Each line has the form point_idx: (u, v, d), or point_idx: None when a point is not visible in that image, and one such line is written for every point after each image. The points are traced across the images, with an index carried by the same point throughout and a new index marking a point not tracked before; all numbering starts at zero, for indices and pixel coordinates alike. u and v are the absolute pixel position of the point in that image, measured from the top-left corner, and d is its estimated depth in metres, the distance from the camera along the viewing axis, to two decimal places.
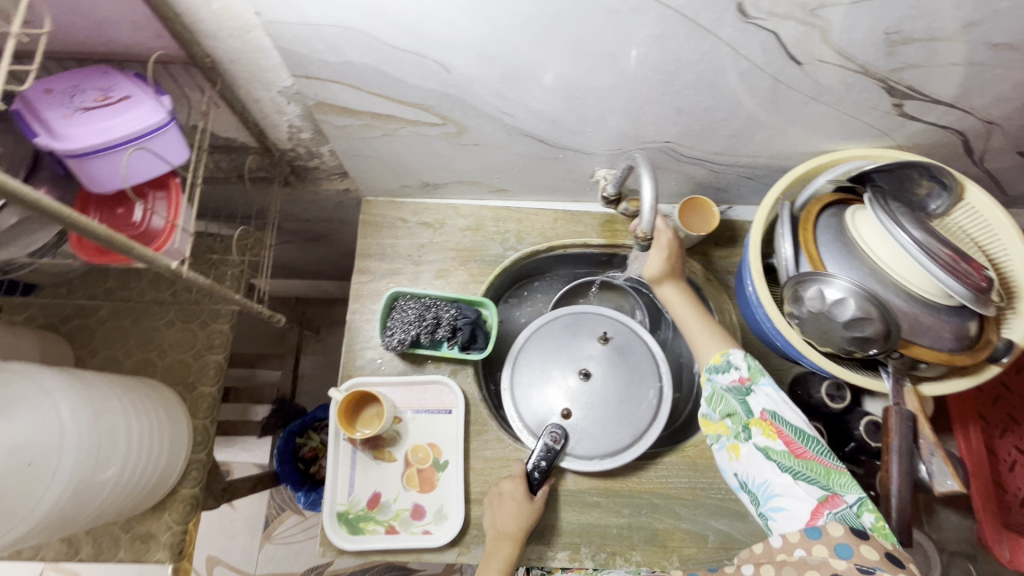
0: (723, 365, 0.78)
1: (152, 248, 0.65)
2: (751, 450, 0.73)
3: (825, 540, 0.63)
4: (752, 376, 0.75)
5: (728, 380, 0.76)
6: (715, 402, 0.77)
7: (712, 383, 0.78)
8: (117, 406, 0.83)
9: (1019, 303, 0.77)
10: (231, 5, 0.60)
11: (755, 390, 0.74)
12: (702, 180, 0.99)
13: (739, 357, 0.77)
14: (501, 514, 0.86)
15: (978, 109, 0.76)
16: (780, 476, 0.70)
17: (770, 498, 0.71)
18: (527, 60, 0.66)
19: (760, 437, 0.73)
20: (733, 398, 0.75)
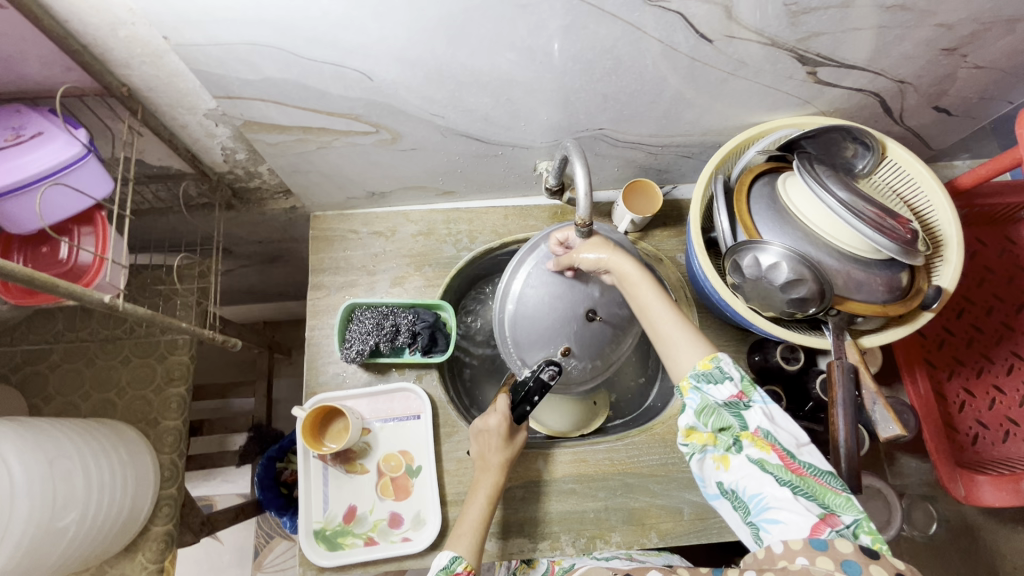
0: (715, 373, 0.64)
1: (81, 283, 0.65)
2: (743, 462, 0.62)
3: (831, 553, 0.52)
4: (746, 390, 0.64)
5: (724, 393, 0.63)
6: (704, 414, 0.63)
7: (701, 394, 0.64)
8: (71, 448, 0.82)
9: (946, 251, 0.81)
10: (137, 31, 0.60)
11: (752, 405, 0.63)
12: (643, 163, 1.01)
13: (731, 365, 0.65)
14: (486, 446, 0.85)
15: (887, 70, 0.80)
16: (778, 491, 0.59)
17: (762, 511, 0.60)
18: (446, 60, 0.67)
19: (752, 449, 0.61)
20: (726, 410, 0.63)
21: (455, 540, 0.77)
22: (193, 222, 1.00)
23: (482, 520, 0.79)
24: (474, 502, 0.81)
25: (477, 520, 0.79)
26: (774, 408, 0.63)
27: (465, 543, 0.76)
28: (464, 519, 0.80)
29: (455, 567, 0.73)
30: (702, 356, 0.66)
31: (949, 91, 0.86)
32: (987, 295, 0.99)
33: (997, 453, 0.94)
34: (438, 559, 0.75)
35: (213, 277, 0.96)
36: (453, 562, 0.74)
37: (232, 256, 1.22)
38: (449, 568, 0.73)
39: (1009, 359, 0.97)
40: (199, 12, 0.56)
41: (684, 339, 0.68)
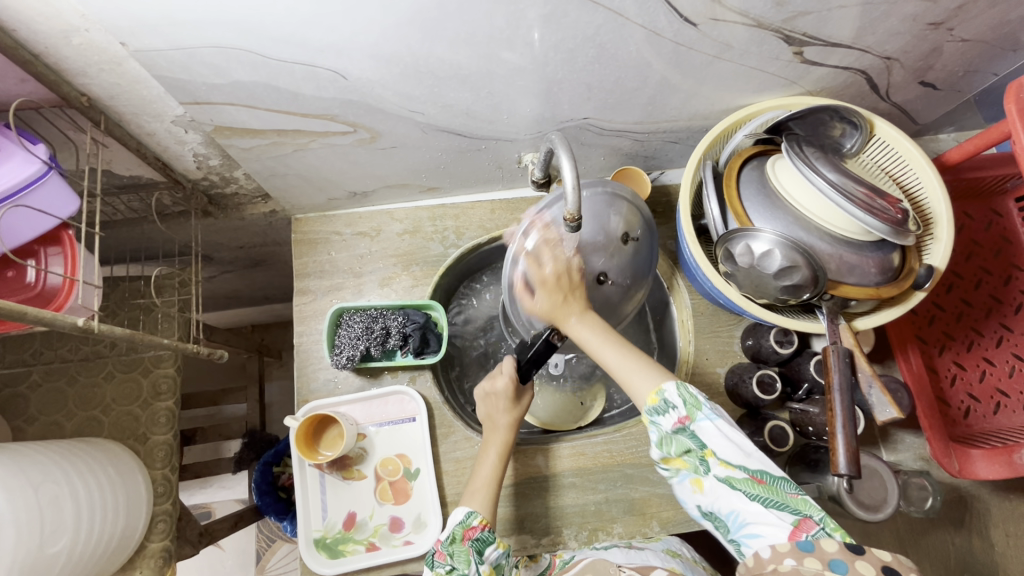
0: (660, 406, 0.65)
1: (52, 308, 0.62)
2: (714, 483, 0.64)
3: (818, 553, 0.54)
4: (691, 413, 0.64)
5: (670, 425, 0.64)
6: (665, 445, 0.66)
7: (656, 427, 0.66)
8: (56, 472, 0.80)
9: (936, 229, 0.81)
10: (93, 38, 0.57)
11: (700, 426, 0.63)
12: (629, 151, 0.99)
13: (675, 393, 0.65)
14: (494, 408, 0.85)
15: (873, 47, 0.78)
16: (748, 505, 0.61)
17: (741, 527, 0.62)
18: (424, 55, 0.64)
19: (718, 468, 0.63)
20: (683, 439, 0.65)
21: (470, 497, 0.78)
22: (169, 232, 0.96)
23: (496, 476, 0.80)
24: (485, 460, 0.81)
25: (490, 477, 0.80)
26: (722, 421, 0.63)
27: (480, 499, 0.77)
28: (477, 478, 0.80)
29: (472, 521, 0.74)
30: (649, 390, 0.66)
31: (935, 65, 0.85)
32: (975, 269, 0.99)
33: (989, 425, 0.95)
34: (453, 516, 0.76)
35: (194, 287, 0.93)
36: (469, 518, 0.74)
37: (214, 263, 1.19)
38: (465, 522, 0.74)
39: (998, 331, 0.97)
40: (157, 16, 0.53)
41: (635, 370, 0.68)
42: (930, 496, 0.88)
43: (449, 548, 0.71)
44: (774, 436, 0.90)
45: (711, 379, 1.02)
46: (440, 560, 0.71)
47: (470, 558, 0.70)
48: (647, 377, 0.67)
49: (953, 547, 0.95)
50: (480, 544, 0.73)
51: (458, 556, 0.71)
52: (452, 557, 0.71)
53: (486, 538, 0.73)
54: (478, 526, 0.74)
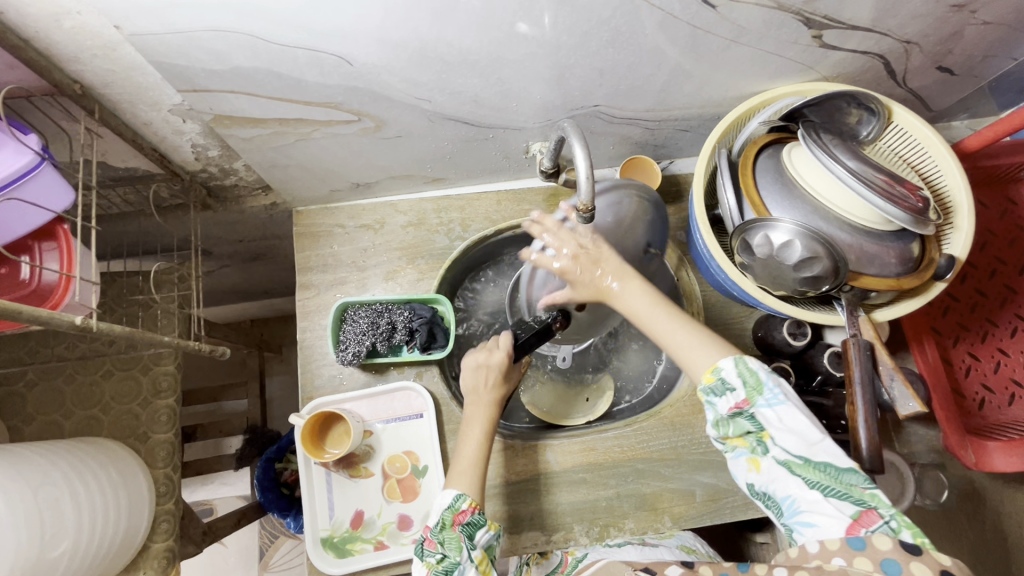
0: (718, 386, 0.64)
1: (48, 306, 0.60)
2: (771, 464, 0.63)
3: (870, 552, 0.55)
4: (751, 397, 0.62)
5: (727, 407, 0.64)
6: (721, 428, 0.66)
7: (712, 408, 0.65)
8: (56, 474, 0.77)
9: (956, 218, 0.79)
10: (86, 21, 0.54)
11: (760, 410, 0.62)
12: (639, 139, 0.97)
13: (733, 374, 0.63)
14: (482, 380, 0.83)
15: (894, 30, 0.76)
16: (807, 492, 0.61)
17: (796, 513, 0.62)
18: (433, 39, 0.62)
19: (776, 451, 0.62)
20: (741, 421, 0.64)
21: (455, 478, 0.75)
22: (167, 225, 0.94)
23: (481, 453, 0.77)
24: (470, 435, 0.79)
25: (474, 454, 0.77)
26: (784, 406, 0.62)
27: (468, 478, 0.74)
28: (461, 456, 0.77)
29: (461, 505, 0.72)
30: (704, 369, 0.64)
31: (955, 50, 0.83)
32: (990, 259, 0.98)
33: (1004, 416, 0.94)
34: (442, 499, 0.73)
35: (194, 282, 0.91)
36: (457, 502, 0.72)
37: (213, 257, 1.16)
38: (455, 507, 0.71)
39: (1013, 321, 0.96)
40: None
41: (692, 345, 0.66)
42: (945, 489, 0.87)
43: (439, 536, 0.70)
44: None
45: None
46: (430, 548, 0.70)
47: (461, 545, 0.69)
48: (705, 355, 0.65)
49: (965, 539, 0.94)
50: (471, 528, 0.70)
51: (449, 543, 0.69)
52: (444, 544, 0.69)
53: (477, 521, 0.71)
54: (467, 510, 0.71)
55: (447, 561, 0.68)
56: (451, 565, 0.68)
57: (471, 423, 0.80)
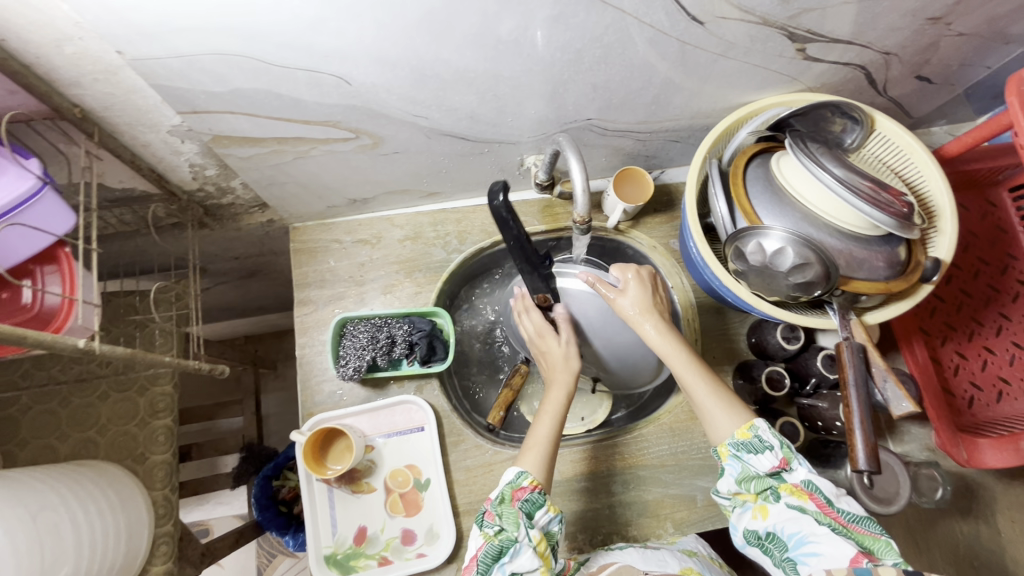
0: (754, 442, 0.70)
1: (50, 330, 0.60)
2: (780, 509, 0.68)
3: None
4: (787, 457, 0.69)
5: (765, 465, 0.69)
6: (745, 481, 0.70)
7: (742, 463, 0.70)
8: (54, 499, 0.77)
9: (940, 222, 0.81)
10: (87, 47, 0.54)
11: (793, 469, 0.68)
12: (631, 151, 0.99)
13: (769, 434, 0.70)
14: (553, 364, 0.85)
15: (874, 42, 0.78)
16: (816, 529, 0.65)
17: (801, 545, 0.65)
18: (430, 59, 0.63)
19: (790, 498, 0.68)
20: (769, 477, 0.69)
21: (524, 457, 0.76)
22: (164, 245, 0.94)
23: (551, 436, 0.78)
24: (543, 422, 0.79)
25: (547, 436, 0.78)
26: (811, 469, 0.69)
27: (534, 459, 0.75)
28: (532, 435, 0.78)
29: (522, 482, 0.72)
30: (741, 425, 0.72)
31: (931, 60, 0.86)
32: (973, 260, 1.00)
33: (993, 413, 0.96)
34: (504, 475, 0.75)
35: (191, 301, 0.91)
36: (519, 478, 0.73)
37: (209, 274, 1.16)
38: (515, 483, 0.72)
39: (998, 320, 0.98)
40: (156, 22, 0.51)
41: (724, 409, 0.74)
42: (940, 487, 0.89)
43: (498, 509, 0.70)
44: (785, 433, 0.90)
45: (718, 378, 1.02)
46: (489, 520, 0.70)
47: (518, 520, 0.68)
48: (734, 418, 0.73)
49: (961, 536, 0.96)
50: (528, 506, 0.70)
51: (507, 517, 0.69)
52: (501, 517, 0.70)
53: (535, 500, 0.71)
54: (527, 487, 0.72)
55: (505, 535, 0.68)
56: (507, 539, 0.67)
57: (546, 407, 0.81)
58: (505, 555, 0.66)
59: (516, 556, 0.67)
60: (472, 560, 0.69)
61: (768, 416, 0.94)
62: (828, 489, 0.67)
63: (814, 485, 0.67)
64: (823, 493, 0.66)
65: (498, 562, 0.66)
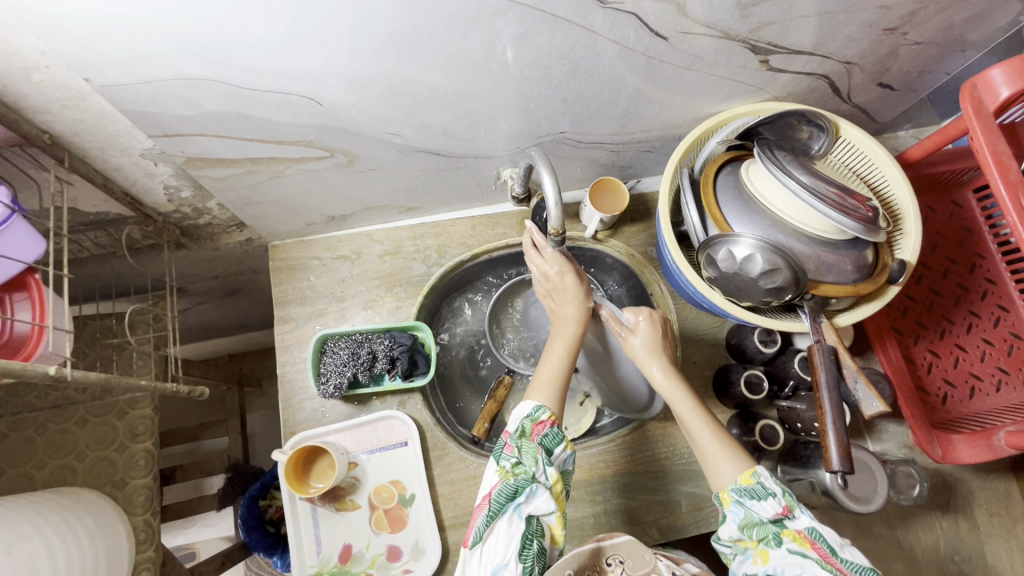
0: (757, 489, 0.69)
1: (21, 358, 0.60)
2: (782, 554, 0.66)
3: None
4: (790, 504, 0.67)
5: (768, 511, 0.67)
6: (748, 527, 0.68)
7: (745, 509, 0.69)
8: (29, 530, 0.75)
9: (905, 224, 0.84)
10: (54, 74, 0.55)
11: (797, 517, 0.67)
12: (605, 162, 1.00)
13: (771, 481, 0.69)
14: (560, 300, 0.82)
15: (834, 52, 0.81)
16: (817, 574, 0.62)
17: None
18: (400, 78, 0.64)
19: (791, 544, 0.66)
20: (771, 524, 0.67)
21: (538, 390, 0.75)
22: (140, 267, 0.93)
23: (564, 368, 0.76)
24: (552, 351, 0.78)
25: (559, 369, 0.76)
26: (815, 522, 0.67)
27: (548, 393, 0.74)
28: (544, 370, 0.76)
29: (541, 415, 0.71)
30: (742, 471, 0.71)
31: (892, 68, 0.88)
32: (942, 260, 1.03)
33: (967, 409, 0.97)
34: (520, 410, 0.73)
35: (169, 322, 0.90)
36: (537, 412, 0.72)
37: (188, 295, 1.15)
38: (534, 417, 0.71)
39: (968, 317, 1.00)
40: (121, 49, 0.51)
41: (722, 453, 0.73)
42: (917, 483, 0.90)
43: (517, 442, 0.70)
44: (765, 435, 0.92)
45: (699, 383, 1.03)
46: (507, 452, 0.69)
47: (537, 456, 0.68)
48: (734, 463, 0.72)
49: (943, 532, 0.97)
50: (547, 442, 0.69)
51: (526, 451, 0.69)
52: (519, 450, 0.69)
53: (555, 436, 0.70)
54: (545, 422, 0.70)
55: (522, 471, 0.67)
56: (524, 478, 0.66)
57: (554, 342, 0.79)
58: (521, 495, 0.65)
59: (532, 497, 0.66)
60: (485, 500, 0.68)
61: (749, 419, 0.96)
62: (831, 538, 0.65)
63: (817, 532, 0.65)
64: (826, 543, 0.64)
65: (512, 501, 0.65)
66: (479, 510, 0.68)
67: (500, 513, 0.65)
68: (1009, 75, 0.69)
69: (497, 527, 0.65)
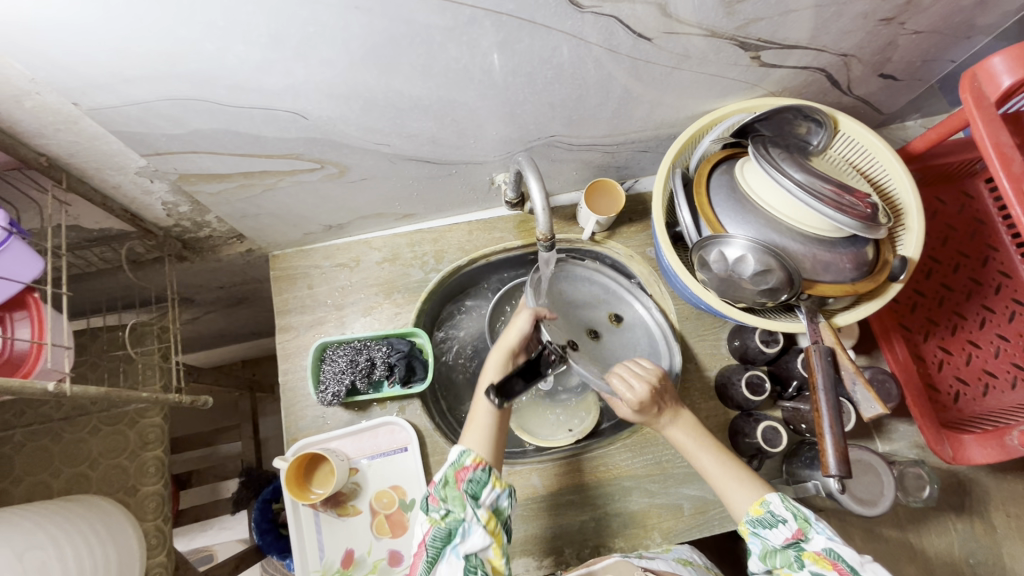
0: (767, 518, 0.70)
1: (22, 375, 0.63)
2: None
3: None
4: (803, 526, 0.68)
5: (779, 538, 0.68)
6: (769, 558, 0.69)
7: (761, 539, 0.70)
8: (42, 538, 0.78)
9: (907, 219, 0.81)
10: (45, 100, 0.57)
11: (810, 538, 0.67)
12: (600, 163, 1.00)
13: (782, 506, 0.70)
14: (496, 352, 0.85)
15: (829, 45, 0.79)
16: None
17: None
18: (382, 89, 0.64)
19: (814, 567, 0.65)
20: (788, 549, 0.68)
21: (467, 436, 0.77)
22: (145, 280, 0.96)
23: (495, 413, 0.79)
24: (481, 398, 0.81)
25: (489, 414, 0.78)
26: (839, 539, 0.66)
27: (476, 437, 0.76)
28: (474, 416, 0.79)
29: (464, 461, 0.73)
30: (752, 502, 0.72)
31: (892, 58, 0.85)
32: (952, 253, 1.00)
33: (979, 408, 0.94)
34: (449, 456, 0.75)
35: (173, 332, 0.93)
36: (461, 457, 0.74)
37: (195, 304, 1.18)
38: (458, 462, 0.74)
39: (981, 312, 0.97)
40: (106, 74, 0.53)
41: (734, 484, 0.75)
42: (927, 485, 0.87)
43: (442, 493, 0.72)
44: (767, 437, 0.90)
45: (702, 385, 1.02)
46: (434, 504, 0.72)
47: (464, 502, 0.71)
48: (746, 494, 0.73)
49: (956, 534, 0.94)
50: (472, 486, 0.72)
51: (451, 500, 0.71)
52: (447, 500, 0.72)
53: (477, 480, 0.72)
54: (469, 467, 0.73)
55: (452, 517, 0.70)
56: (454, 521, 0.70)
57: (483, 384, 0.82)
58: (454, 536, 0.69)
59: (467, 535, 0.69)
60: (422, 547, 0.71)
61: (750, 421, 0.94)
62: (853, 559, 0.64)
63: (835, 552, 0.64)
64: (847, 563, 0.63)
65: (448, 544, 0.69)
66: (418, 557, 0.71)
67: (440, 556, 0.68)
68: (1011, 63, 0.67)
69: (439, 570, 0.68)
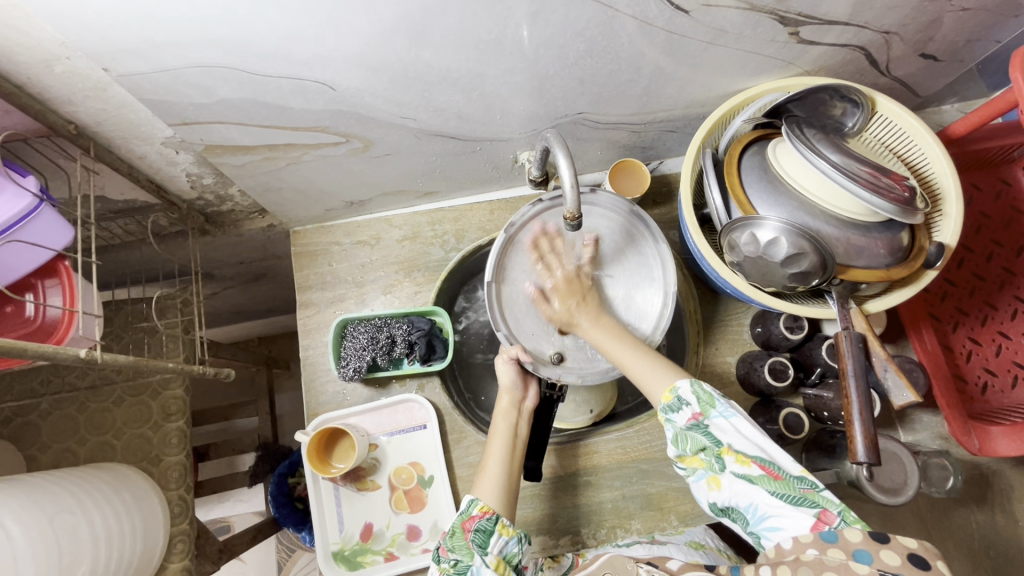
0: (675, 403, 0.69)
1: (53, 340, 0.64)
2: (730, 479, 0.65)
3: (842, 544, 0.57)
4: (704, 410, 0.67)
5: (684, 422, 0.68)
6: (680, 442, 0.69)
7: (672, 424, 0.70)
8: (70, 502, 0.79)
9: (945, 205, 0.79)
10: (75, 66, 0.56)
11: (711, 422, 0.66)
12: (627, 143, 0.98)
13: (688, 391, 0.69)
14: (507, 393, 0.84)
15: (871, 22, 0.75)
16: (767, 498, 0.62)
17: (762, 520, 0.63)
18: (411, 60, 0.63)
19: (734, 465, 0.65)
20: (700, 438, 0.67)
21: (479, 487, 0.75)
22: (168, 252, 0.96)
23: (507, 465, 0.77)
24: (495, 445, 0.79)
25: (500, 465, 0.77)
26: (737, 418, 0.66)
27: (490, 489, 0.74)
28: (486, 465, 0.78)
29: (472, 510, 0.72)
30: (664, 389, 0.71)
31: (936, 37, 0.82)
32: (986, 242, 0.96)
33: (1007, 400, 0.93)
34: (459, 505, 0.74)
35: (196, 305, 0.94)
36: (470, 507, 0.72)
37: (215, 279, 1.18)
38: (466, 512, 0.72)
39: (1013, 303, 0.94)
40: (137, 39, 0.52)
41: (651, 372, 0.73)
42: (951, 476, 0.86)
43: (450, 543, 0.70)
44: (790, 424, 0.89)
45: (722, 370, 1.01)
46: (443, 556, 0.70)
47: (471, 550, 0.69)
48: (660, 379, 0.72)
49: (976, 524, 0.94)
50: (479, 535, 0.70)
51: (459, 549, 0.70)
52: (454, 549, 0.70)
53: (485, 529, 0.70)
54: (476, 516, 0.71)
55: (460, 566, 0.68)
56: (463, 570, 0.68)
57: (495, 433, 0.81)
58: None
59: None
60: None
61: (773, 408, 0.93)
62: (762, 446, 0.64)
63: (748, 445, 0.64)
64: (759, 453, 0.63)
65: None
66: None
67: None
68: None
69: None
